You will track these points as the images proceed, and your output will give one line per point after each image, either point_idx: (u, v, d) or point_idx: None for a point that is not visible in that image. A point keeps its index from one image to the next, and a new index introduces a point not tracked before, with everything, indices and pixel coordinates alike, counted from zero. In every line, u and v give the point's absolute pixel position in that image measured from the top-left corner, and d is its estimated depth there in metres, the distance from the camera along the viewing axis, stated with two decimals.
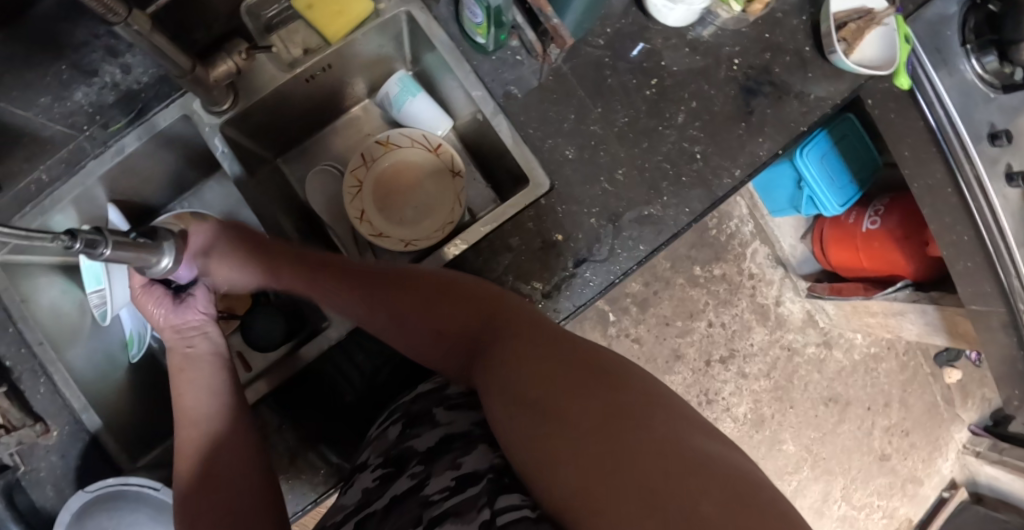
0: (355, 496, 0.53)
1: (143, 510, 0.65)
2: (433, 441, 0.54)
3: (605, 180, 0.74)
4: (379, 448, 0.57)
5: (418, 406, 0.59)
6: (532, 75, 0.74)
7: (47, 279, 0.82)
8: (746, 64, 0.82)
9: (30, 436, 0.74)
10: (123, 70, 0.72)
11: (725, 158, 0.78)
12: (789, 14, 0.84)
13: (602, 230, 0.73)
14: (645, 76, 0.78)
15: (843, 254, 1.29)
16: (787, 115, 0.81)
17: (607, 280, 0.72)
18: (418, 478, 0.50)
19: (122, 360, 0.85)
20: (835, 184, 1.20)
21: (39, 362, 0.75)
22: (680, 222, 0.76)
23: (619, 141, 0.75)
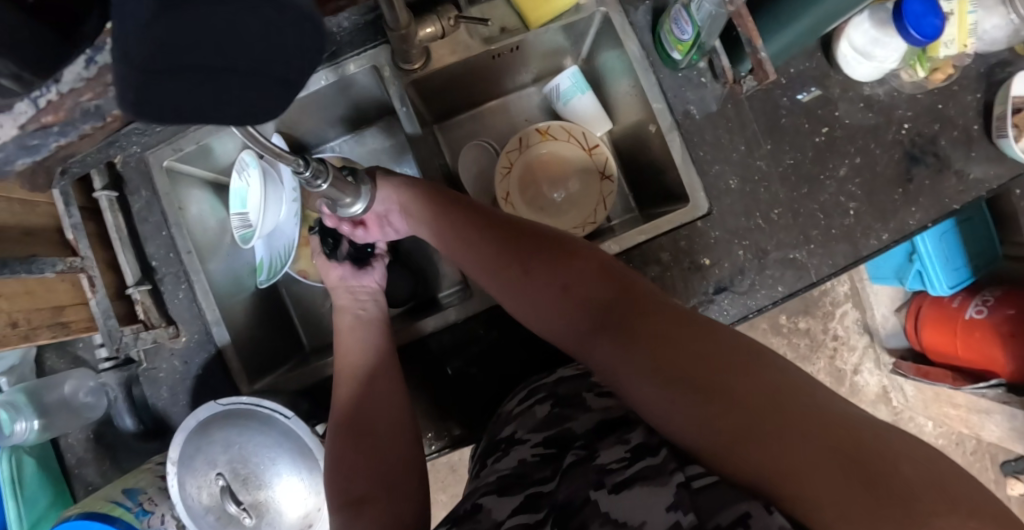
0: (511, 462, 0.55)
1: (268, 435, 0.65)
2: (592, 425, 0.56)
3: (760, 216, 0.75)
4: (528, 423, 0.60)
5: (564, 389, 0.63)
6: (714, 99, 0.75)
7: (199, 192, 0.85)
8: (915, 130, 0.81)
9: (162, 337, 0.78)
10: (330, 12, 0.76)
11: (876, 219, 0.78)
12: (965, 89, 0.83)
13: (748, 264, 0.74)
14: (818, 122, 0.78)
15: (938, 337, 1.27)
16: (944, 190, 0.80)
17: (741, 313, 0.73)
18: (586, 452, 0.52)
19: (248, 284, 0.88)
20: (949, 265, 1.18)
21: (184, 268, 0.79)
22: (821, 272, 0.76)
23: (781, 180, 0.76)
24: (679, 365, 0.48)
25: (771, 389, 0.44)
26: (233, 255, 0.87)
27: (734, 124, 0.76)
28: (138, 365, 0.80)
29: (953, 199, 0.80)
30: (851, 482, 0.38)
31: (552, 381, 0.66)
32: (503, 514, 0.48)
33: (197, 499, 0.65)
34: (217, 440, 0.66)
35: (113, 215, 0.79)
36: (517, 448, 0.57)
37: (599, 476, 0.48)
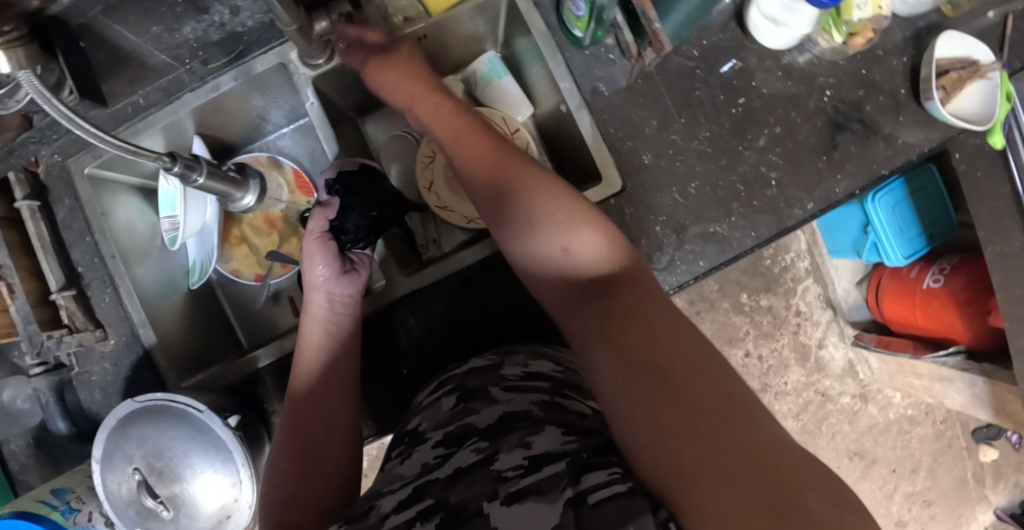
0: (412, 467, 0.52)
1: (185, 429, 0.67)
2: (493, 419, 0.53)
3: (677, 190, 0.74)
4: (434, 417, 0.59)
5: (475, 381, 0.62)
6: (622, 75, 0.75)
7: (126, 197, 0.85)
8: (837, 97, 0.80)
9: (89, 340, 0.78)
10: (231, 12, 0.72)
11: (800, 189, 0.77)
12: (890, 53, 0.82)
13: (666, 240, 0.73)
14: (734, 94, 0.77)
15: (898, 308, 1.26)
16: (872, 156, 0.79)
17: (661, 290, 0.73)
18: (485, 453, 0.48)
19: (182, 285, 0.87)
20: (903, 235, 1.18)
21: (109, 273, 0.79)
22: (744, 245, 0.75)
23: (698, 154, 0.75)
24: (637, 373, 0.47)
25: (717, 403, 0.43)
26: (163, 258, 0.87)
27: (647, 99, 0.75)
28: (69, 370, 0.81)
29: (880, 166, 0.79)
30: (759, 509, 0.37)
31: (461, 372, 0.66)
32: (390, 506, 0.47)
33: (116, 494, 0.66)
34: (133, 438, 0.67)
35: (35, 223, 0.78)
36: (419, 450, 0.54)
37: (495, 485, 0.44)
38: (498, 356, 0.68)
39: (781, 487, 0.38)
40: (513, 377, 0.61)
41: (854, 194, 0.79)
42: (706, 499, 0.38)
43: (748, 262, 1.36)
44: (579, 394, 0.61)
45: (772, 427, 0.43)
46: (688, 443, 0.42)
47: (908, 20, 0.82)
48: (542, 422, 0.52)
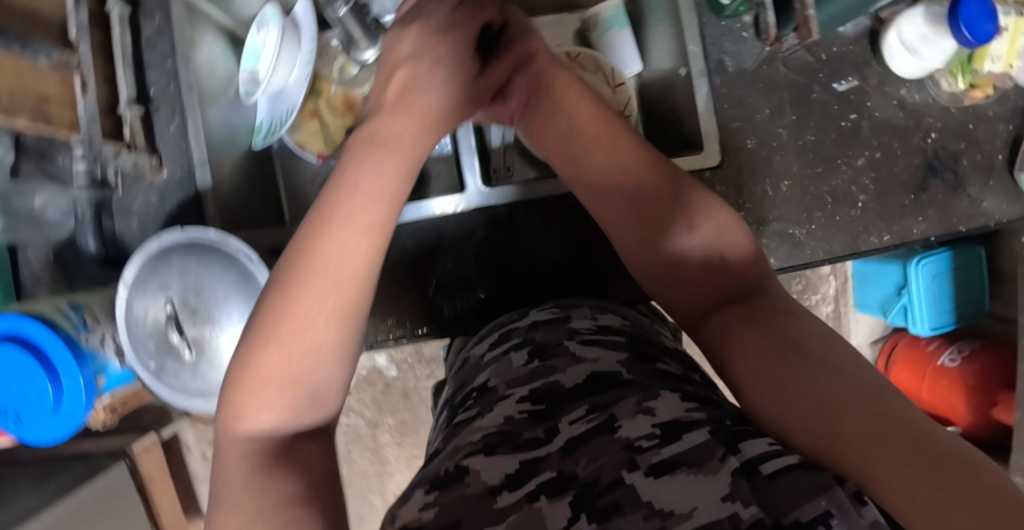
0: (496, 419, 0.50)
1: (229, 274, 0.64)
2: (581, 378, 0.52)
3: (768, 183, 0.74)
4: (505, 374, 0.58)
5: (542, 337, 0.62)
6: (750, 58, 0.75)
7: (213, 35, 0.82)
8: (940, 143, 0.78)
9: (144, 164, 0.76)
10: None
11: (882, 219, 0.76)
12: (998, 117, 0.79)
13: (746, 227, 0.73)
14: (846, 107, 0.76)
15: (906, 377, 1.28)
16: (953, 210, 0.77)
17: None
18: (601, 421, 0.46)
19: (242, 143, 0.84)
20: (937, 307, 1.17)
21: (182, 103, 0.77)
22: (815, 256, 0.74)
23: (797, 154, 0.74)
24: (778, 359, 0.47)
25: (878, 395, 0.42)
26: (234, 107, 0.83)
27: (765, 86, 0.75)
28: (114, 190, 0.77)
29: (967, 219, 0.78)
30: (930, 470, 0.36)
31: (526, 325, 0.67)
32: (496, 477, 0.43)
33: (139, 320, 0.63)
34: (174, 268, 0.64)
35: (122, 30, 0.76)
36: (503, 405, 0.52)
37: (631, 455, 0.42)
38: (561, 308, 0.69)
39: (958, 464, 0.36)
40: (583, 331, 0.62)
41: (929, 240, 0.78)
42: (875, 458, 0.37)
43: None
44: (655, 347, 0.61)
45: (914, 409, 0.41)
46: (845, 416, 0.41)
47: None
48: (650, 389, 0.50)
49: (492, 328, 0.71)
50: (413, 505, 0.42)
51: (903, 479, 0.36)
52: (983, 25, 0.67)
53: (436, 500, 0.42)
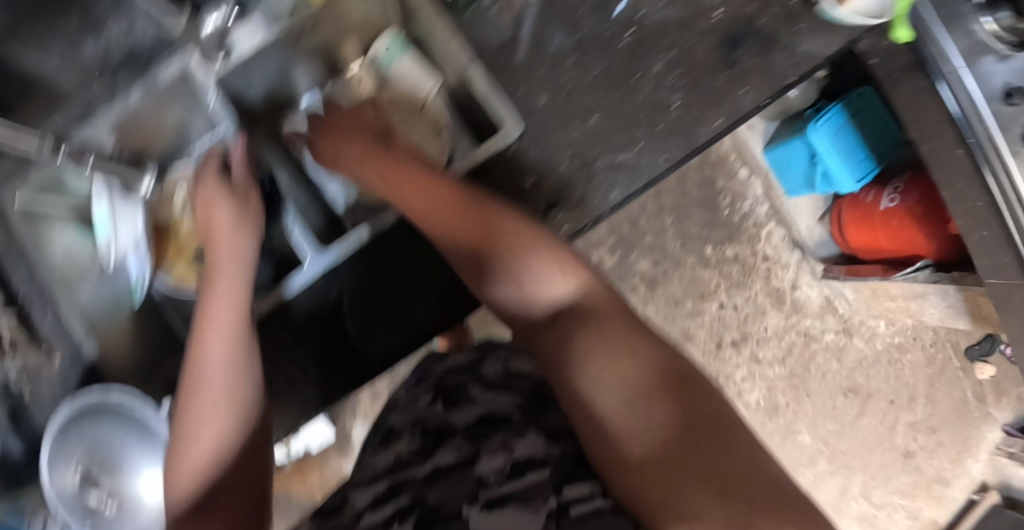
0: (394, 465, 0.63)
1: (122, 422, 0.69)
2: (473, 416, 0.66)
3: (577, 125, 0.75)
4: (415, 411, 0.73)
5: (455, 379, 0.75)
6: (509, 25, 0.76)
7: (61, 225, 0.83)
8: (732, 14, 0.76)
9: (33, 361, 0.78)
10: (125, 25, 0.74)
11: (706, 107, 0.76)
12: None
13: (575, 175, 0.75)
14: (622, 27, 0.76)
15: (862, 235, 1.25)
16: (774, 67, 0.76)
17: (579, 224, 0.76)
18: (469, 456, 0.58)
19: (126, 304, 0.85)
20: (851, 158, 1.17)
21: (48, 294, 0.79)
22: (656, 170, 0.76)
23: (595, 90, 0.76)
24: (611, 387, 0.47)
25: (682, 406, 0.45)
26: (104, 279, 0.85)
27: (535, 45, 0.76)
28: (19, 397, 0.79)
29: (786, 69, 0.77)
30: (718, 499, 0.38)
31: (452, 366, 0.80)
32: (368, 518, 0.56)
33: (62, 490, 0.67)
34: (76, 437, 0.68)
35: None
36: (398, 445, 0.67)
37: (473, 492, 0.52)
38: (477, 354, 0.81)
39: (733, 471, 0.40)
40: (491, 375, 0.74)
41: (763, 104, 0.77)
42: (653, 481, 0.41)
43: (707, 215, 1.34)
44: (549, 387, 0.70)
45: (747, 448, 0.42)
46: (640, 446, 0.44)
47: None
48: (528, 426, 0.60)
49: (415, 379, 0.83)
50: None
51: (673, 497, 0.40)
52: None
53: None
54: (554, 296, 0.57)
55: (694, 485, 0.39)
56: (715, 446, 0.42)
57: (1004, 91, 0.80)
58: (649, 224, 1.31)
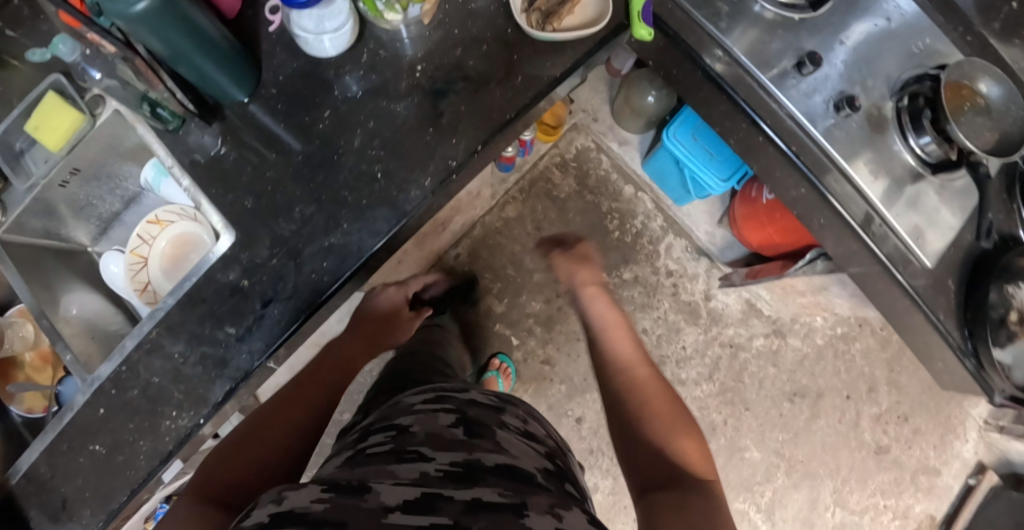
0: (412, 473, 0.52)
1: None
2: (496, 461, 0.56)
3: (283, 220, 0.75)
4: (427, 423, 0.60)
5: (472, 410, 0.65)
6: (212, 139, 0.78)
7: None
8: (431, 68, 0.78)
9: None
10: None
11: (411, 170, 0.75)
12: (484, 4, 0.80)
13: (285, 269, 0.75)
14: (316, 110, 0.77)
15: (755, 233, 1.16)
16: (487, 106, 0.77)
17: (292, 316, 0.74)
18: (514, 501, 0.50)
19: None
20: (714, 160, 1.09)
21: None
22: (364, 246, 0.75)
23: (294, 180, 0.76)
24: (635, 451, 0.74)
25: (661, 450, 0.73)
26: None
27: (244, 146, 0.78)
28: None
29: (495, 111, 0.77)
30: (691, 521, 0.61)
31: (463, 398, 0.68)
32: (394, 500, 0.47)
33: None
34: None
35: None
36: (421, 461, 0.53)
37: None
38: (496, 399, 0.70)
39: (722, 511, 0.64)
40: (513, 428, 0.65)
41: (478, 151, 0.76)
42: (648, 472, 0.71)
43: (595, 241, 1.28)
44: (564, 468, 0.65)
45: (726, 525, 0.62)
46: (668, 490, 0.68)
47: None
48: (566, 500, 0.54)
49: (427, 389, 0.70)
50: (307, 495, 0.47)
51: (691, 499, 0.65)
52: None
53: (330, 499, 0.47)
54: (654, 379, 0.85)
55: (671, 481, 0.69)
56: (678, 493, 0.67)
57: (797, 62, 0.84)
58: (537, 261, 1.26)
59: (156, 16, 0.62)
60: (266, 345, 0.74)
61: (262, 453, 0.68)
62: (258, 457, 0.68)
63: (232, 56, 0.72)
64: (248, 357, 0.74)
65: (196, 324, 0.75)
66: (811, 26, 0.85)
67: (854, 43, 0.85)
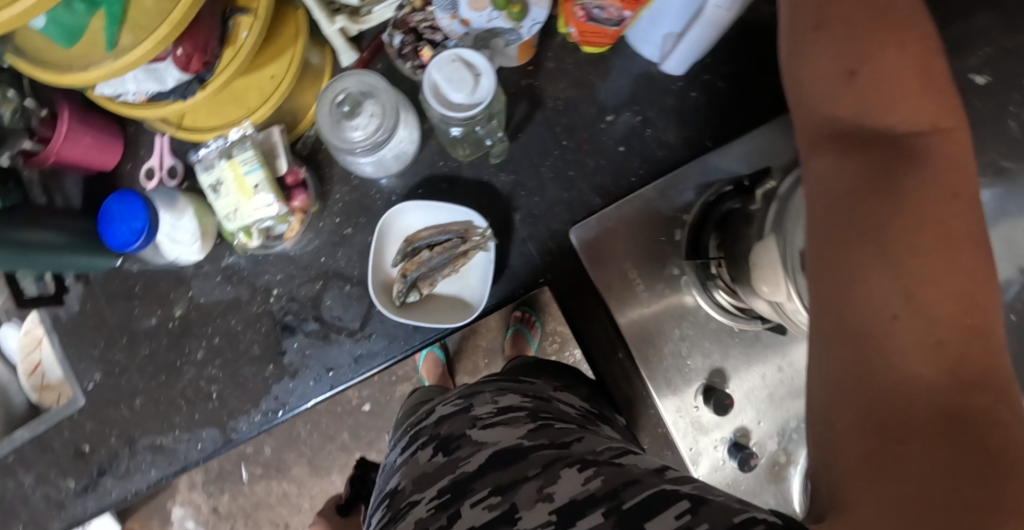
0: (406, 528, 0.39)
1: None
2: (482, 461, 0.42)
3: (124, 406, 0.76)
4: (412, 471, 0.45)
5: (446, 426, 0.49)
6: (76, 300, 0.77)
7: None
8: (286, 296, 0.73)
9: None
10: None
11: (243, 399, 0.74)
12: (360, 230, 0.73)
13: (120, 450, 0.76)
14: (169, 306, 0.75)
15: None
16: (330, 357, 0.72)
17: (123, 495, 0.76)
18: (500, 512, 0.38)
19: None
20: None
21: None
22: (191, 456, 0.75)
23: (139, 371, 0.76)
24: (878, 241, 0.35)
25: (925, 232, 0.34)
26: None
27: (102, 316, 0.77)
28: None
29: (335, 363, 0.72)
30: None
31: (432, 420, 0.52)
32: None
33: None
34: None
35: None
36: (409, 510, 0.41)
37: None
38: (464, 396, 0.53)
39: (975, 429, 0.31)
40: (486, 414, 0.49)
41: (314, 399, 0.73)
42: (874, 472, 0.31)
43: None
44: (561, 417, 0.50)
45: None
46: (890, 310, 0.33)
47: (375, 180, 0.73)
48: (557, 463, 0.40)
49: (402, 434, 0.55)
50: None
51: None
52: (151, 237, 0.66)
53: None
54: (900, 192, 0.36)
55: (886, 280, 0.34)
56: (905, 165, 0.36)
57: (702, 386, 0.73)
58: (461, 370, 1.17)
59: None
60: (96, 508, 0.77)
61: None
62: None
63: (90, 241, 0.72)
64: (79, 513, 0.77)
65: (43, 468, 0.77)
66: (743, 342, 0.73)
67: (794, 371, 0.74)
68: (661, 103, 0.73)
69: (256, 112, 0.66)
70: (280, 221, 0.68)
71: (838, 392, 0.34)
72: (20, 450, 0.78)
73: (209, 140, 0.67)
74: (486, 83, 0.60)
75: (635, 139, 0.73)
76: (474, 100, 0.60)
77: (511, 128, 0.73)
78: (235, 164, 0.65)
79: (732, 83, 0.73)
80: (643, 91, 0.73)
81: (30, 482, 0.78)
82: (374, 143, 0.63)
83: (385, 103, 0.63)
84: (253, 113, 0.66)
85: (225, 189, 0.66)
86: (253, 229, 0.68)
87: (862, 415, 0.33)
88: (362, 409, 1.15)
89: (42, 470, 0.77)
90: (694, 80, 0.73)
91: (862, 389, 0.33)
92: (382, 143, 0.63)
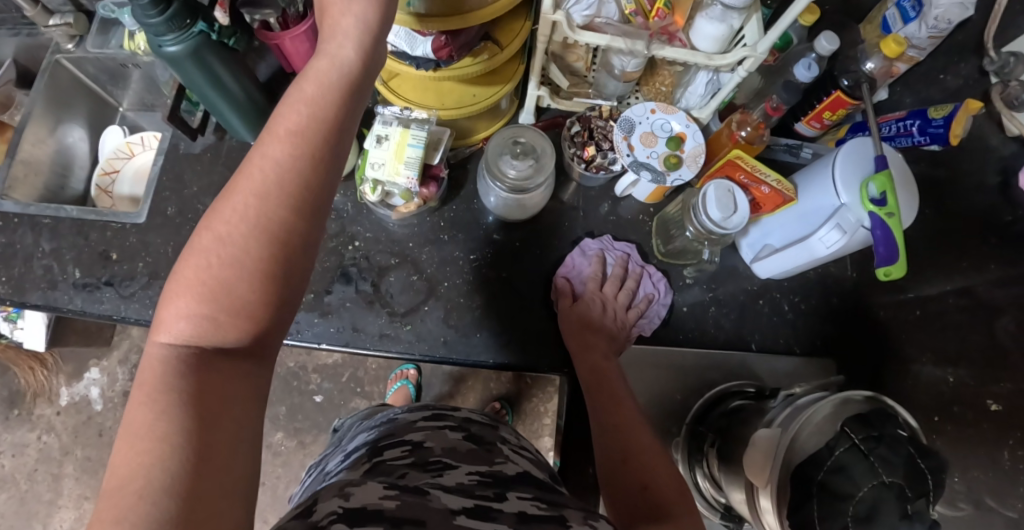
0: (450, 479, 0.48)
1: None
2: (517, 472, 0.53)
3: (173, 246, 0.81)
4: (438, 441, 0.54)
5: (479, 429, 0.58)
6: (201, 146, 0.85)
7: None
8: (362, 251, 0.81)
9: None
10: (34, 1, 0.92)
11: None
12: (453, 242, 0.83)
13: (139, 275, 0.80)
14: None
15: None
16: (363, 321, 0.78)
17: (110, 312, 0.78)
18: (553, 513, 0.47)
19: None
20: None
21: None
22: None
23: None
24: (634, 481, 0.60)
25: (649, 458, 0.62)
26: None
27: (211, 171, 0.85)
28: None
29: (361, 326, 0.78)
30: None
31: (460, 414, 0.61)
32: (456, 504, 0.45)
33: None
34: None
35: None
36: (451, 472, 0.49)
37: None
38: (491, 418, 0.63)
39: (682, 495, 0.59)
40: (513, 442, 0.59)
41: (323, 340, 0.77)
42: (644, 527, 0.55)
43: None
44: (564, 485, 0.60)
45: None
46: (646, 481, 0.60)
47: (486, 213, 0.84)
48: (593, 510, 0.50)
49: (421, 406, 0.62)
50: (371, 492, 0.45)
51: None
52: None
53: (397, 495, 0.45)
54: (648, 441, 0.65)
55: (648, 481, 0.60)
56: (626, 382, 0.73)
57: None
58: None
59: (182, 60, 0.69)
60: (77, 308, 0.79)
61: (261, 233, 0.43)
62: (251, 234, 0.43)
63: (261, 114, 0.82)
64: (59, 303, 0.79)
65: (65, 248, 0.81)
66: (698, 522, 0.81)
67: None
68: (734, 294, 0.84)
69: (447, 110, 0.78)
70: (404, 195, 0.78)
71: (624, 490, 0.60)
72: (61, 222, 0.82)
73: (397, 105, 0.79)
74: (736, 221, 0.74)
75: (698, 308, 0.83)
76: (723, 225, 0.73)
77: (608, 237, 0.85)
78: (406, 134, 0.77)
79: (795, 311, 0.84)
80: (725, 278, 0.84)
81: (44, 248, 0.80)
82: (517, 185, 0.75)
83: (545, 165, 0.75)
84: (443, 110, 0.78)
85: (387, 147, 0.77)
86: (379, 186, 0.78)
87: (646, 482, 0.60)
88: (314, 397, 1.16)
89: (64, 245, 0.81)
90: (766, 291, 0.84)
91: (640, 475, 0.61)
92: (521, 189, 0.75)
